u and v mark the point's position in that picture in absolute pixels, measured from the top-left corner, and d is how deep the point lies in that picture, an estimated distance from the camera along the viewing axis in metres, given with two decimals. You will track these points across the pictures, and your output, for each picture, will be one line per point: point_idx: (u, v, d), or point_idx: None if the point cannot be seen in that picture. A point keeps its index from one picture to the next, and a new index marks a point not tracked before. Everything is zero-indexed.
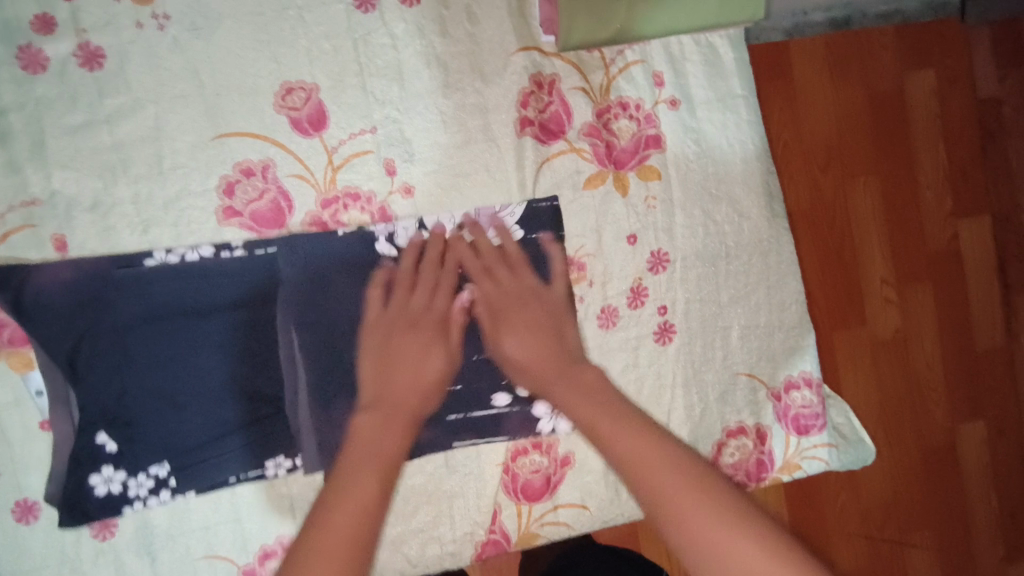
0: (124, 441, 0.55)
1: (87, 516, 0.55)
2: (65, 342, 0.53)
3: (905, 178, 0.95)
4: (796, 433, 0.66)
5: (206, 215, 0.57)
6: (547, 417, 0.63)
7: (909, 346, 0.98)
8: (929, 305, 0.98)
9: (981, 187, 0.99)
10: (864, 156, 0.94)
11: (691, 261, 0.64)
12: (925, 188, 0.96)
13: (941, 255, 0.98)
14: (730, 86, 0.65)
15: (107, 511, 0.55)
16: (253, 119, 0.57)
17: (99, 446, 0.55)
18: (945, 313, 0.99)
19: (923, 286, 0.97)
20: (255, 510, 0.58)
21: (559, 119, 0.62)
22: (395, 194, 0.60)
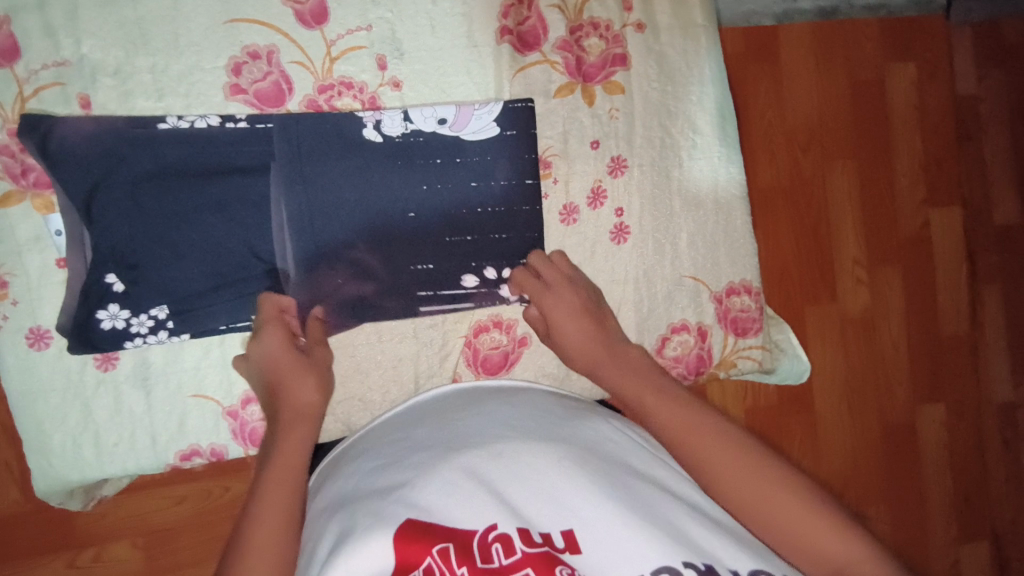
0: (130, 283, 0.62)
1: (93, 346, 0.62)
2: (83, 188, 0.61)
3: (879, 171, 1.22)
4: (733, 334, 0.74)
5: (213, 89, 0.64)
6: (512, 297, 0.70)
7: (877, 314, 1.23)
8: (896, 282, 1.24)
9: (951, 184, 1.25)
10: (846, 146, 1.20)
11: (646, 168, 0.71)
12: (900, 178, 1.23)
13: (911, 239, 1.24)
14: (691, 15, 0.72)
15: (111, 343, 0.63)
16: (262, 8, 0.64)
17: (107, 285, 0.62)
18: (911, 289, 1.24)
19: (890, 265, 1.23)
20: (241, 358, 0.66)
21: (535, 32, 0.69)
22: (385, 87, 0.67)
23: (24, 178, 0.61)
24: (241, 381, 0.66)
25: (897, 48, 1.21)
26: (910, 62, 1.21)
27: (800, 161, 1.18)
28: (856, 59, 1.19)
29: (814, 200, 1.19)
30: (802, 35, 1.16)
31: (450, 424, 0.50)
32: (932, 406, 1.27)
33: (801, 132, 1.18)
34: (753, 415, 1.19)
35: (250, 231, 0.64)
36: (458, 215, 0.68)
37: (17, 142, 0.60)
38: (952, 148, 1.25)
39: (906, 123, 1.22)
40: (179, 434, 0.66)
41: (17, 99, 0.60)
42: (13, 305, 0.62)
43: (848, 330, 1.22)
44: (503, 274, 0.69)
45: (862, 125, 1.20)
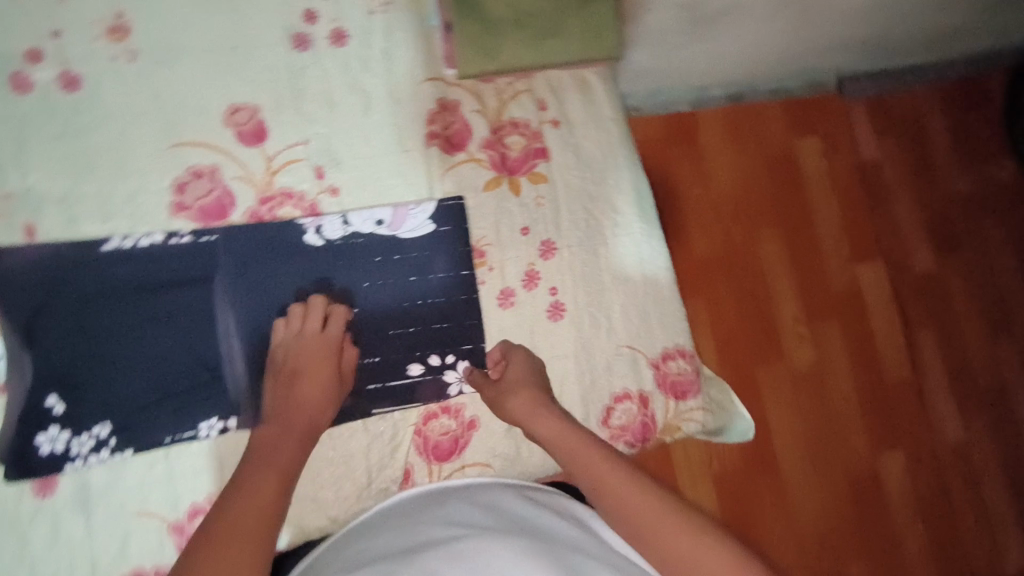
0: (71, 404, 0.63)
1: (31, 472, 0.61)
2: (25, 312, 0.62)
3: (804, 234, 1.32)
4: (673, 398, 0.76)
5: (157, 207, 0.67)
6: (456, 383, 0.72)
7: (823, 371, 1.29)
8: (837, 335, 1.31)
9: (869, 241, 1.36)
10: (769, 216, 1.30)
11: (574, 249, 0.76)
12: (823, 239, 1.33)
13: (843, 296, 1.32)
14: (601, 110, 0.80)
15: (51, 468, 0.62)
16: (204, 131, 0.69)
17: (47, 408, 0.62)
18: (851, 342, 1.31)
19: (827, 322, 1.30)
20: (186, 469, 0.65)
21: (461, 134, 0.76)
22: (323, 194, 0.72)
23: None
24: (186, 493, 0.64)
25: (799, 125, 1.34)
26: (815, 136, 1.35)
27: (728, 232, 1.28)
28: (766, 138, 1.32)
29: (747, 269, 1.28)
30: (712, 123, 1.29)
31: (413, 530, 0.52)
32: (892, 454, 1.30)
33: (726, 208, 1.28)
34: (719, 481, 1.21)
35: (195, 339, 0.66)
36: (399, 309, 0.71)
37: None
38: (864, 208, 1.37)
39: (821, 190, 1.34)
40: (121, 557, 0.62)
41: None
42: None
43: (801, 388, 1.27)
44: (446, 360, 0.72)
45: (780, 197, 1.31)
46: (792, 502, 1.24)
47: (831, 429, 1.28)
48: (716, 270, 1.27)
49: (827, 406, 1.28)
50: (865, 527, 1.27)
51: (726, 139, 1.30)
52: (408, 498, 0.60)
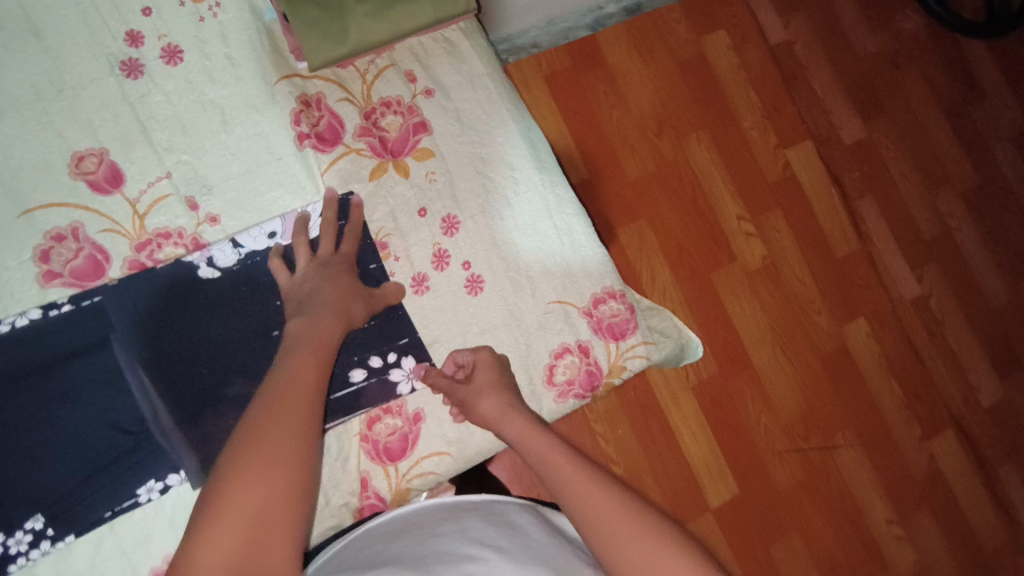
0: None
1: None
2: None
3: (729, 132, 1.30)
4: (613, 340, 0.75)
5: (26, 282, 0.63)
6: (404, 380, 0.71)
7: (774, 262, 1.30)
8: (780, 224, 1.31)
9: (792, 124, 1.35)
10: (689, 124, 1.28)
11: (478, 217, 0.74)
12: (749, 133, 1.31)
13: (779, 185, 1.32)
14: (473, 66, 0.76)
15: None
16: (54, 189, 0.64)
17: None
18: (796, 228, 1.32)
19: (768, 213, 1.31)
20: (134, 540, 0.62)
21: (333, 128, 0.71)
22: (204, 225, 0.67)
23: None
24: (144, 561, 0.62)
25: (698, 24, 1.31)
26: (720, 29, 1.32)
27: (654, 148, 1.26)
28: (671, 43, 1.29)
29: (678, 181, 1.26)
30: (612, 43, 1.25)
31: (431, 541, 0.54)
32: (855, 325, 1.33)
33: (644, 126, 1.26)
34: (698, 390, 1.22)
35: (110, 404, 0.63)
36: None
37: None
38: (784, 91, 1.35)
39: (736, 83, 1.32)
40: None
41: None
42: None
43: (756, 284, 1.28)
44: (389, 360, 0.71)
45: (696, 101, 1.29)
46: (771, 393, 1.26)
47: (794, 315, 1.30)
48: (650, 189, 1.25)
49: (785, 295, 1.30)
50: (844, 400, 1.30)
51: (630, 55, 1.26)
52: (421, 511, 0.62)
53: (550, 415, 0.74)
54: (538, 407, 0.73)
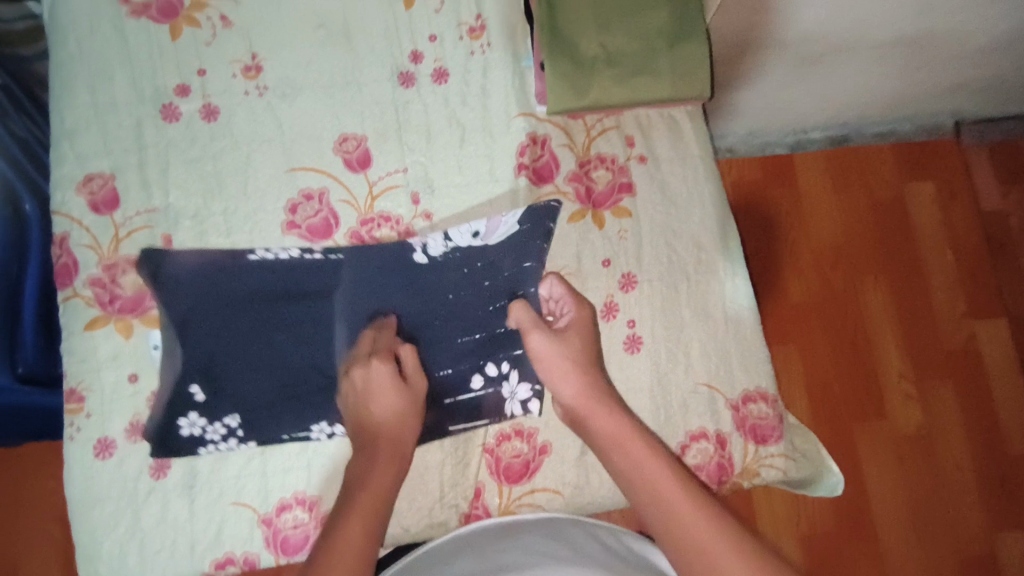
0: (210, 394, 0.69)
1: (172, 451, 0.68)
2: (181, 307, 0.70)
3: (913, 284, 1.24)
4: (753, 442, 0.73)
5: (273, 226, 0.74)
6: (507, 400, 0.73)
7: (932, 435, 1.19)
8: (948, 396, 1.20)
9: (987, 296, 1.25)
10: (875, 264, 1.24)
11: (655, 283, 0.76)
12: (934, 291, 1.24)
13: (958, 354, 1.22)
14: (688, 147, 0.81)
15: (188, 449, 0.69)
16: (318, 158, 0.76)
17: (190, 395, 0.69)
18: (966, 406, 1.20)
19: (937, 381, 1.21)
20: (292, 467, 0.70)
21: (549, 167, 0.78)
22: (418, 218, 0.76)
23: (111, 304, 0.70)
24: (277, 488, 0.69)
25: (909, 170, 1.28)
26: (927, 180, 1.28)
27: (828, 277, 1.22)
28: (873, 181, 1.26)
29: (847, 317, 1.21)
30: (815, 164, 1.26)
31: (488, 558, 0.58)
32: (1012, 537, 1.16)
33: (826, 251, 1.23)
34: (808, 543, 1.13)
35: (319, 348, 0.72)
36: (471, 316, 0.74)
37: (108, 275, 0.71)
38: (985, 259, 1.26)
39: (933, 238, 1.26)
40: (216, 542, 0.68)
41: (113, 240, 0.72)
42: (86, 417, 0.68)
43: (904, 451, 1.18)
44: (503, 370, 0.74)
45: (887, 244, 1.25)
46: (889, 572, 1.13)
47: (938, 499, 1.17)
48: (814, 315, 1.21)
49: (934, 474, 1.18)
50: None
51: (830, 182, 1.26)
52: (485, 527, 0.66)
53: None
54: None
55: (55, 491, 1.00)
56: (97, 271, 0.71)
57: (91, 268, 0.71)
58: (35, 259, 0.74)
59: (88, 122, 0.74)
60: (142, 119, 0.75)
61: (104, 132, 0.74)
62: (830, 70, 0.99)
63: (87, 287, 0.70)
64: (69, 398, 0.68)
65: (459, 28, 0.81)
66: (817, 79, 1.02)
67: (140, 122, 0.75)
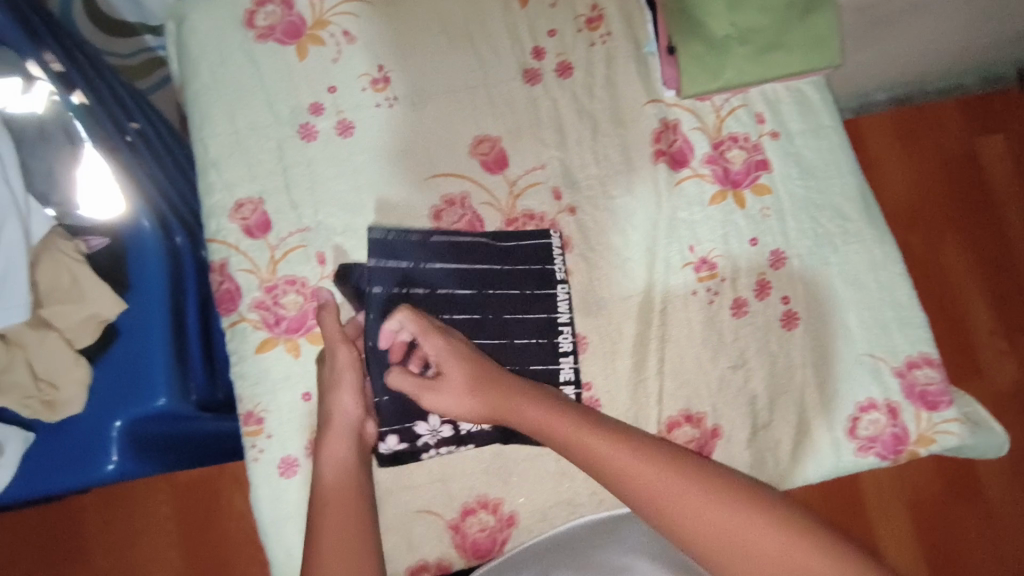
0: (431, 398, 0.68)
1: (399, 459, 0.68)
2: (392, 311, 0.68)
3: (994, 239, 1.22)
4: (926, 409, 0.73)
5: (421, 234, 0.75)
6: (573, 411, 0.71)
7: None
8: None
9: None
10: (953, 222, 1.22)
11: (805, 257, 0.76)
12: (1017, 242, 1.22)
13: None
14: (819, 118, 0.80)
15: (411, 456, 0.68)
16: (455, 163, 0.76)
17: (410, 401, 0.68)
18: None
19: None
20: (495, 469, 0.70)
21: (684, 151, 0.78)
22: (563, 214, 0.76)
23: (277, 325, 0.71)
24: (460, 494, 0.70)
25: (981, 122, 1.24)
26: (997, 131, 1.24)
27: (906, 241, 1.22)
28: (942, 138, 1.24)
29: (931, 279, 1.21)
30: (881, 128, 1.24)
31: (582, 551, 0.57)
32: None
33: (901, 216, 1.22)
34: (916, 511, 1.07)
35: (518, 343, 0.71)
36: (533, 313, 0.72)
37: (270, 297, 0.72)
38: None
39: (1011, 188, 1.23)
40: (407, 550, 0.69)
41: (271, 261, 0.73)
42: (268, 438, 0.70)
43: (1004, 406, 1.17)
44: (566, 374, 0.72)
45: (965, 201, 1.23)
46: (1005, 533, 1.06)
47: None
48: None
49: None
50: None
51: (899, 145, 1.23)
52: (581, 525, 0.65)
53: (846, 468, 0.72)
54: (837, 457, 0.72)
55: (163, 517, 1.02)
56: (258, 294, 0.72)
57: (254, 292, 0.72)
58: (192, 291, 0.74)
59: (230, 148, 0.75)
60: (282, 140, 0.76)
61: (248, 157, 0.75)
62: (911, 30, 0.96)
63: (252, 311, 0.71)
64: (249, 420, 0.70)
65: (576, 20, 0.80)
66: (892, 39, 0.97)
67: (281, 143, 0.75)
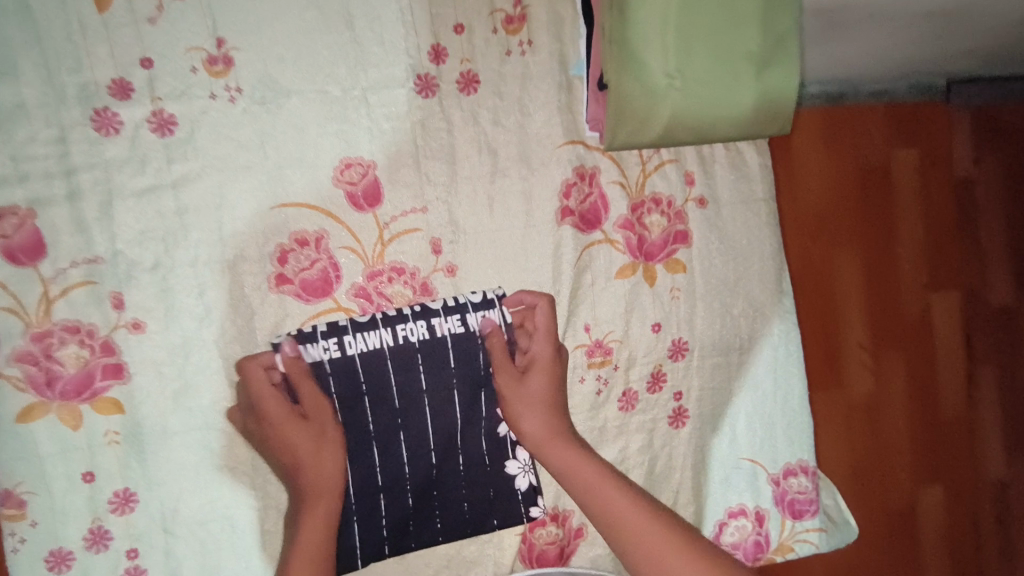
0: (454, 521, 0.62)
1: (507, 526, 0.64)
2: (348, 545, 0.59)
3: (885, 252, 0.99)
4: (791, 517, 0.71)
5: (257, 280, 0.59)
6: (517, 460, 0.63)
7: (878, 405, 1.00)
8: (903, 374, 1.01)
9: (952, 264, 1.03)
10: (852, 228, 0.96)
11: (707, 350, 0.68)
12: (904, 260, 1.00)
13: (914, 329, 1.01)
14: (753, 188, 0.70)
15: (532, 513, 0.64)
16: (311, 190, 0.60)
17: (431, 538, 0.62)
18: (915, 386, 1.02)
19: (894, 349, 1.00)
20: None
21: (597, 209, 0.65)
22: (439, 272, 0.62)
23: (49, 388, 0.55)
24: None
25: (900, 132, 0.99)
26: (915, 143, 0.99)
27: (808, 248, 0.95)
28: (863, 140, 0.96)
29: (819, 293, 0.96)
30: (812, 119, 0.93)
31: None
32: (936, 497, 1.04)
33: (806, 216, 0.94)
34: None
35: (451, 457, 0.62)
36: (418, 397, 0.60)
37: (40, 348, 0.54)
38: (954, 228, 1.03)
39: (912, 202, 1.00)
40: None
41: (44, 300, 0.54)
42: (32, 526, 0.55)
43: (854, 426, 0.99)
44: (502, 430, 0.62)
45: (869, 204, 0.97)
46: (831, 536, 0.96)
47: (877, 471, 0.99)
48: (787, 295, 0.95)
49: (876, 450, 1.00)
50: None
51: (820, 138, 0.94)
52: None
53: None
54: None
55: None
56: (23, 344, 0.54)
57: (16, 340, 0.54)
58: None
59: None
60: (68, 129, 0.55)
61: (12, 147, 0.54)
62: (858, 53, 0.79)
63: (13, 365, 0.54)
64: (6, 502, 0.54)
65: (493, 17, 0.62)
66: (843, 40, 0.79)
67: (65, 132, 0.55)
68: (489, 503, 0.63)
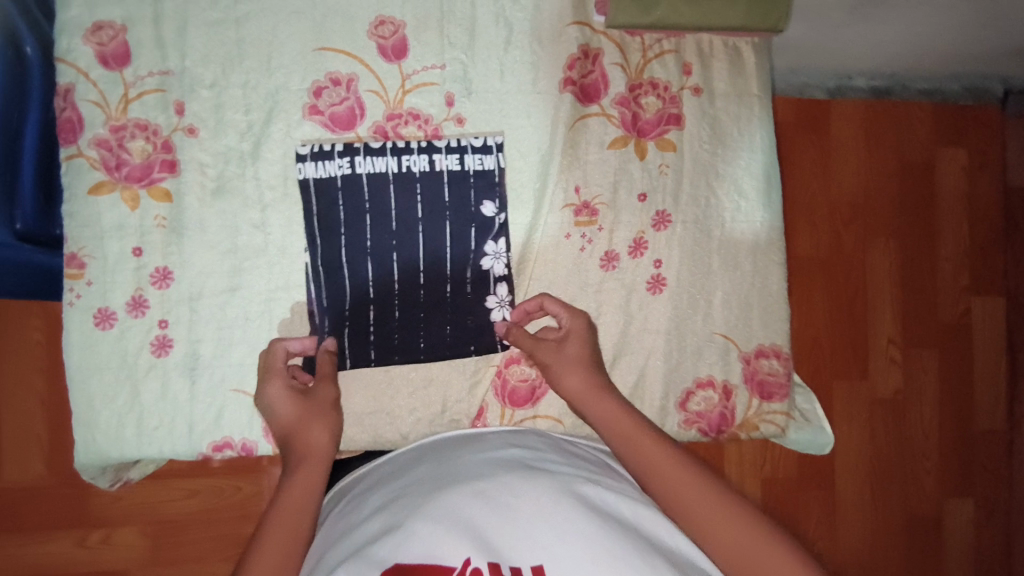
0: (435, 342, 0.71)
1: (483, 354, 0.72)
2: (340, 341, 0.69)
3: (923, 251, 1.02)
4: (758, 396, 0.75)
5: (294, 106, 0.69)
6: (498, 308, 0.71)
7: (906, 400, 1.03)
8: (933, 370, 1.03)
9: (996, 271, 1.04)
10: (888, 223, 1.00)
11: (689, 225, 0.74)
12: (942, 262, 1.02)
13: (950, 331, 1.03)
14: (747, 85, 0.76)
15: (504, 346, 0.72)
16: (348, 39, 0.69)
17: (413, 355, 0.71)
18: (947, 384, 1.04)
19: (927, 347, 1.03)
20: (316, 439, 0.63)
21: (597, 86, 0.73)
22: (449, 121, 0.71)
23: (117, 170, 0.66)
24: None
25: (948, 137, 1.01)
26: (964, 148, 1.01)
27: (841, 238, 0.99)
28: (908, 141, 0.99)
29: (851, 279, 1.00)
30: (854, 112, 0.97)
31: (447, 463, 0.54)
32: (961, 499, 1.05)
33: (843, 205, 0.98)
34: (768, 488, 1.00)
35: (437, 281, 0.70)
36: (414, 221, 0.70)
37: (115, 137, 0.66)
38: (1002, 238, 1.03)
39: (956, 207, 1.02)
40: (215, 425, 0.69)
41: (122, 100, 0.66)
42: (87, 285, 0.66)
43: (877, 416, 1.02)
44: (484, 265, 0.71)
45: (909, 205, 1.00)
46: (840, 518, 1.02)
47: (899, 460, 1.03)
48: (817, 278, 1.00)
49: (899, 440, 1.04)
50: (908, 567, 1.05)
51: (863, 140, 0.97)
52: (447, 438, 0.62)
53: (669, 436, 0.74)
54: (662, 425, 0.73)
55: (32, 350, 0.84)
56: (102, 132, 0.66)
57: (98, 128, 0.66)
58: (33, 112, 0.65)
59: None
60: None
61: None
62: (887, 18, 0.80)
63: (92, 147, 0.66)
64: (70, 263, 0.66)
65: None
66: (876, 24, 0.81)
67: None
68: (468, 328, 0.71)
